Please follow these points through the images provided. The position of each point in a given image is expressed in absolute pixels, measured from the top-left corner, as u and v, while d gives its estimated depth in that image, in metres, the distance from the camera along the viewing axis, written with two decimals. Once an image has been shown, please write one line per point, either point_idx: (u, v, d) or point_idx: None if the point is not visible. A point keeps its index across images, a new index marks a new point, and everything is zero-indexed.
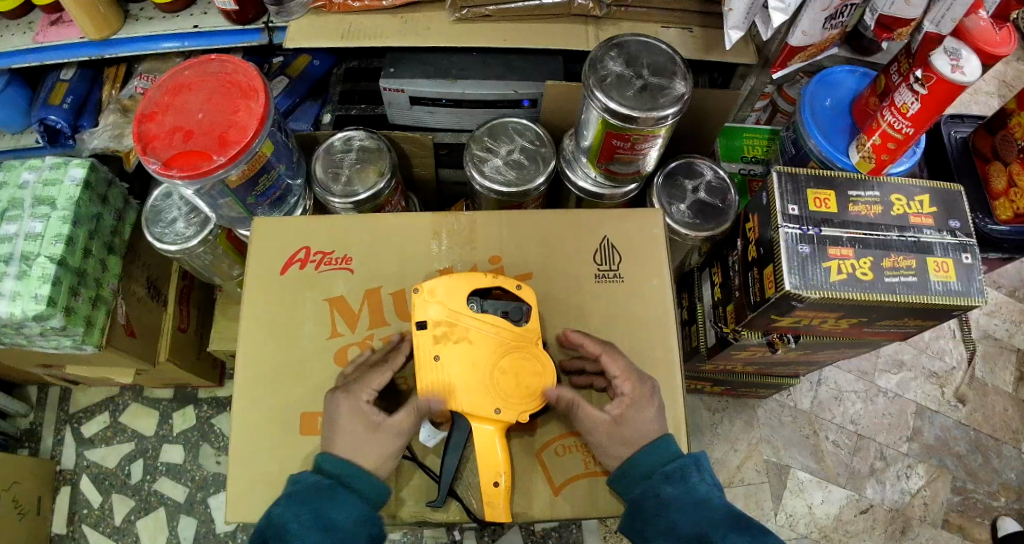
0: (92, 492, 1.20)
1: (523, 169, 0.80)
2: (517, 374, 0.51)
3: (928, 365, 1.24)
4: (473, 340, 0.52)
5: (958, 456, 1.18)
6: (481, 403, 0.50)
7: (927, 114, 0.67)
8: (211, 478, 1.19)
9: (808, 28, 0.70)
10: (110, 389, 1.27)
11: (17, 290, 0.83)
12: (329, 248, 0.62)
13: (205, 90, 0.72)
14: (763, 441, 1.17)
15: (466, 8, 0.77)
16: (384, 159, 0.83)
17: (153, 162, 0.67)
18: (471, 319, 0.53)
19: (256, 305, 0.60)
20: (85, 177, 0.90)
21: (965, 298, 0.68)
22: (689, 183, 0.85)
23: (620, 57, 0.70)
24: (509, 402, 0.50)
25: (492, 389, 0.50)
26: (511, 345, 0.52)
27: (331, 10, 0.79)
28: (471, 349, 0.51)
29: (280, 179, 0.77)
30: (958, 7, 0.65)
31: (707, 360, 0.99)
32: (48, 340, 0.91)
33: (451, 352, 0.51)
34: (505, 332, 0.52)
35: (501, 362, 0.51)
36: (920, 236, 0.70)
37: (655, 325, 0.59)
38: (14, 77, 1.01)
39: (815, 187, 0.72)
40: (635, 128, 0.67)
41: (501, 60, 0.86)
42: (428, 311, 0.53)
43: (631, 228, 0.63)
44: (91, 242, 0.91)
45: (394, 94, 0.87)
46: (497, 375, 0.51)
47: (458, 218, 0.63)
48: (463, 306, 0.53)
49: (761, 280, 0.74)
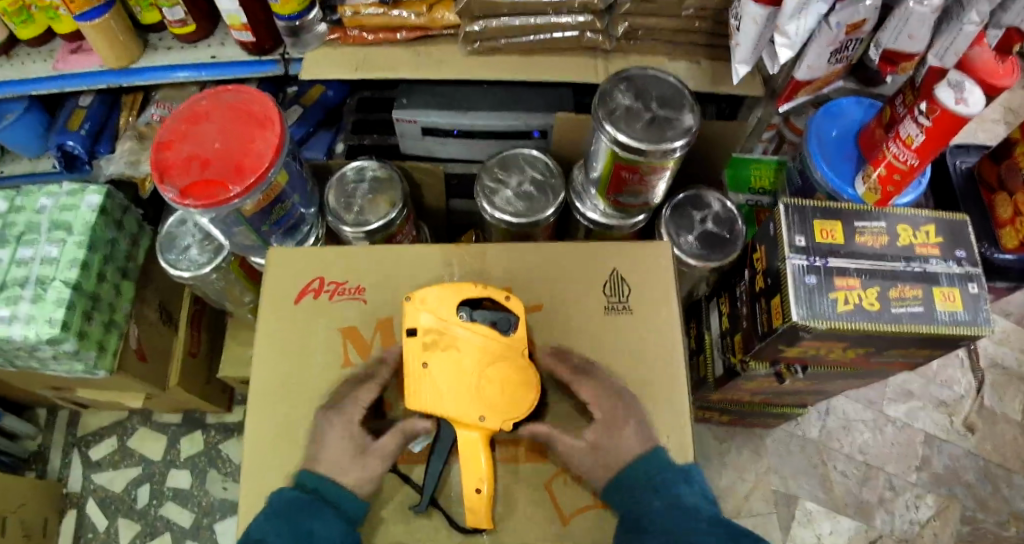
0: (98, 516, 1.19)
1: (533, 200, 0.81)
2: (503, 383, 0.52)
3: (936, 393, 1.24)
4: (462, 347, 0.53)
5: (968, 486, 1.16)
6: (466, 410, 0.51)
7: (932, 146, 0.68)
8: (217, 503, 1.18)
9: (814, 62, 0.72)
10: (119, 412, 1.28)
11: (32, 314, 0.84)
12: (342, 277, 0.63)
13: (222, 119, 0.73)
14: (772, 471, 1.16)
15: (478, 41, 0.78)
16: (396, 189, 0.85)
17: (170, 191, 0.68)
18: (460, 327, 0.54)
19: (269, 333, 0.61)
20: (102, 203, 0.92)
21: (974, 328, 0.68)
22: (697, 214, 0.86)
23: (629, 90, 0.72)
24: (495, 410, 0.51)
25: (478, 396, 0.51)
26: (499, 354, 0.53)
27: (346, 42, 0.81)
28: (457, 356, 0.52)
29: (294, 208, 0.79)
30: (961, 41, 0.65)
31: (715, 391, 1.00)
32: (60, 363, 0.92)
33: (438, 359, 0.52)
34: (492, 341, 0.53)
35: (487, 370, 0.52)
36: (927, 265, 0.71)
37: (665, 356, 0.59)
38: (34, 103, 1.04)
39: (821, 219, 0.73)
40: (644, 160, 0.68)
41: (510, 92, 0.88)
42: (418, 318, 0.54)
43: (640, 259, 0.64)
44: (106, 267, 0.92)
45: (407, 125, 0.89)
46: (483, 383, 0.52)
47: (470, 249, 0.64)
48: (452, 314, 0.54)
49: (769, 310, 0.74)
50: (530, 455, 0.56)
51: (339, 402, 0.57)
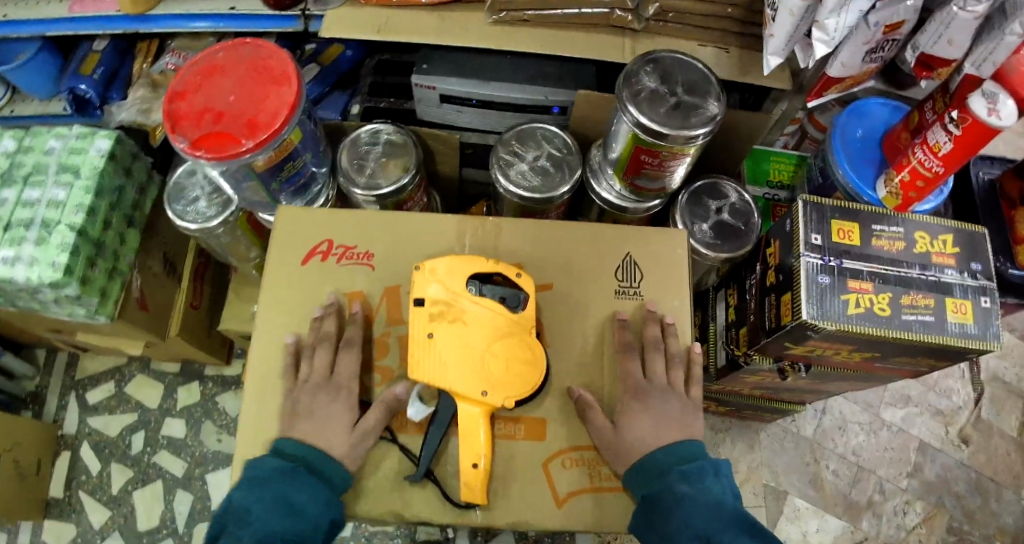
0: (92, 459, 1.21)
1: (549, 176, 0.80)
2: (507, 360, 0.52)
3: (935, 403, 1.24)
4: (470, 321, 0.52)
5: (957, 496, 1.17)
6: (470, 385, 0.51)
7: (959, 154, 0.67)
8: (211, 456, 1.20)
9: (847, 60, 0.70)
10: (117, 359, 1.28)
11: (35, 256, 0.84)
12: (351, 242, 0.63)
13: (237, 73, 0.71)
14: (764, 465, 1.17)
15: (504, 11, 0.76)
16: (410, 154, 0.84)
17: (181, 142, 0.67)
18: (469, 301, 0.53)
19: (276, 293, 0.61)
20: (111, 148, 0.90)
21: (982, 341, 0.67)
22: (713, 204, 0.85)
23: (655, 73, 0.70)
24: (497, 387, 0.51)
25: (483, 372, 0.51)
26: (506, 331, 0.53)
27: (369, 2, 0.79)
28: (467, 331, 0.52)
29: (306, 167, 0.78)
30: (1000, 52, 0.62)
31: (716, 381, 1.00)
32: (61, 307, 0.92)
33: (445, 331, 0.52)
34: (501, 317, 0.53)
35: (493, 346, 0.52)
36: (941, 275, 0.70)
37: (671, 346, 0.59)
38: (47, 44, 1.02)
39: (840, 219, 0.71)
40: (665, 146, 0.67)
41: (534, 65, 0.86)
42: (428, 289, 0.53)
43: (653, 246, 0.63)
44: (112, 214, 0.92)
45: (426, 91, 0.87)
46: (488, 359, 0.52)
47: (483, 222, 0.63)
48: (462, 287, 0.54)
49: (777, 306, 0.73)
50: (529, 433, 0.55)
51: (340, 367, 0.56)
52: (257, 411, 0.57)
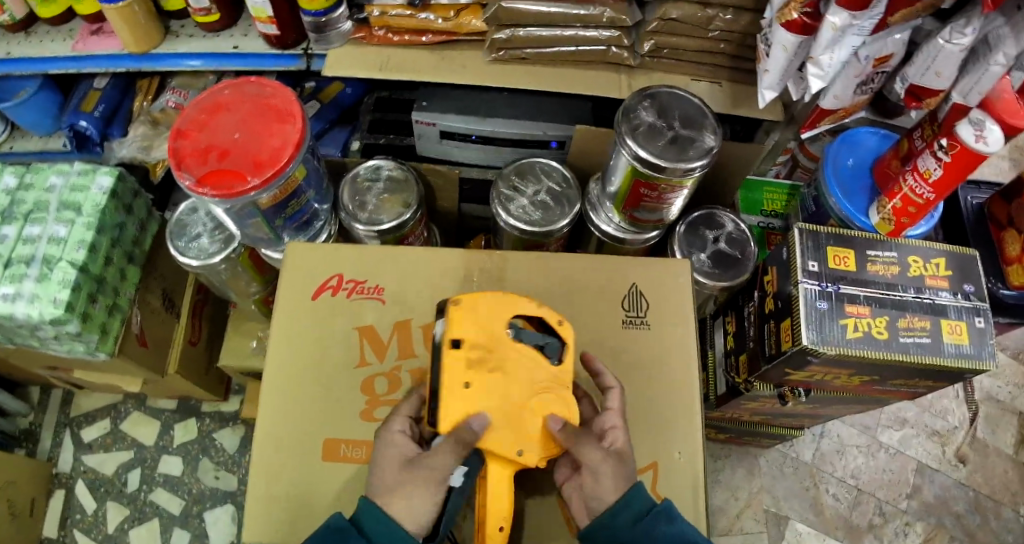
0: (86, 498, 1.18)
1: (548, 210, 0.81)
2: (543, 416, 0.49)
3: (931, 423, 1.25)
4: (511, 371, 0.49)
5: (957, 516, 1.18)
6: (505, 444, 0.48)
7: (949, 181, 0.69)
8: (208, 493, 1.18)
9: (840, 92, 0.73)
10: (113, 395, 1.27)
11: (35, 293, 0.83)
12: (361, 277, 0.63)
13: (243, 112, 0.72)
14: (764, 490, 1.17)
15: (503, 50, 0.78)
16: (412, 190, 0.85)
17: (187, 179, 0.68)
18: (509, 347, 0.50)
19: (286, 329, 0.61)
20: (113, 185, 0.91)
21: (977, 362, 0.69)
22: (710, 233, 0.87)
23: (653, 107, 0.72)
24: (534, 445, 0.49)
25: (519, 430, 0.48)
26: (545, 383, 0.50)
27: (371, 41, 0.81)
28: (502, 390, 0.48)
29: (309, 204, 0.78)
30: (986, 82, 0.66)
31: (715, 409, 1.01)
32: (61, 344, 0.92)
33: (484, 381, 0.48)
34: (542, 368, 0.51)
35: (534, 400, 0.49)
36: (935, 298, 0.72)
37: (679, 378, 0.60)
38: (47, 82, 1.03)
39: (835, 245, 0.73)
40: (663, 178, 0.69)
41: (532, 101, 0.88)
42: (466, 332, 0.50)
43: (659, 277, 0.64)
44: (113, 250, 0.92)
45: (425, 127, 0.89)
46: (526, 414, 0.49)
47: (490, 256, 0.64)
48: (503, 331, 0.50)
49: (777, 333, 0.75)
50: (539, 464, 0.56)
51: None
52: (268, 449, 0.57)
